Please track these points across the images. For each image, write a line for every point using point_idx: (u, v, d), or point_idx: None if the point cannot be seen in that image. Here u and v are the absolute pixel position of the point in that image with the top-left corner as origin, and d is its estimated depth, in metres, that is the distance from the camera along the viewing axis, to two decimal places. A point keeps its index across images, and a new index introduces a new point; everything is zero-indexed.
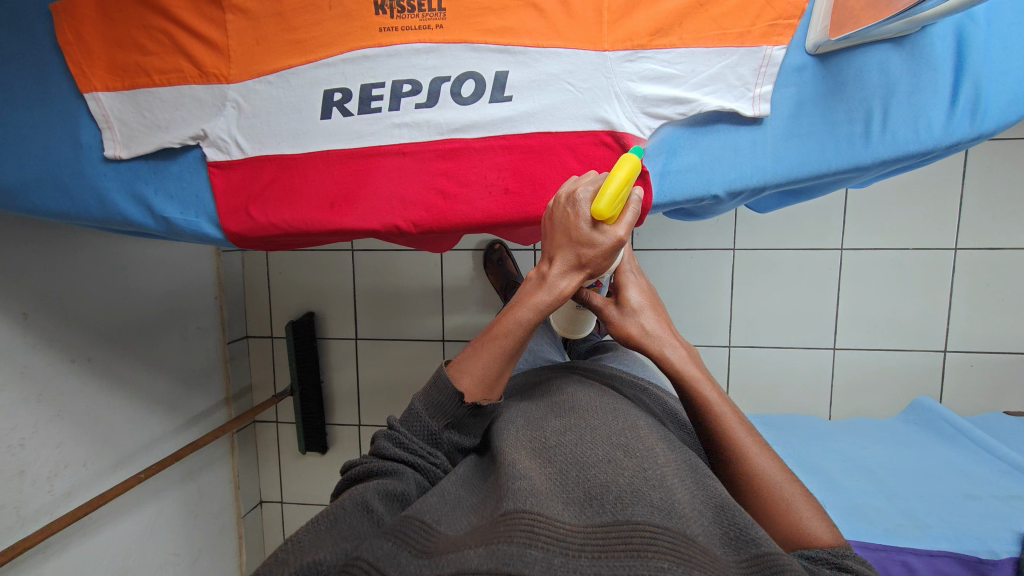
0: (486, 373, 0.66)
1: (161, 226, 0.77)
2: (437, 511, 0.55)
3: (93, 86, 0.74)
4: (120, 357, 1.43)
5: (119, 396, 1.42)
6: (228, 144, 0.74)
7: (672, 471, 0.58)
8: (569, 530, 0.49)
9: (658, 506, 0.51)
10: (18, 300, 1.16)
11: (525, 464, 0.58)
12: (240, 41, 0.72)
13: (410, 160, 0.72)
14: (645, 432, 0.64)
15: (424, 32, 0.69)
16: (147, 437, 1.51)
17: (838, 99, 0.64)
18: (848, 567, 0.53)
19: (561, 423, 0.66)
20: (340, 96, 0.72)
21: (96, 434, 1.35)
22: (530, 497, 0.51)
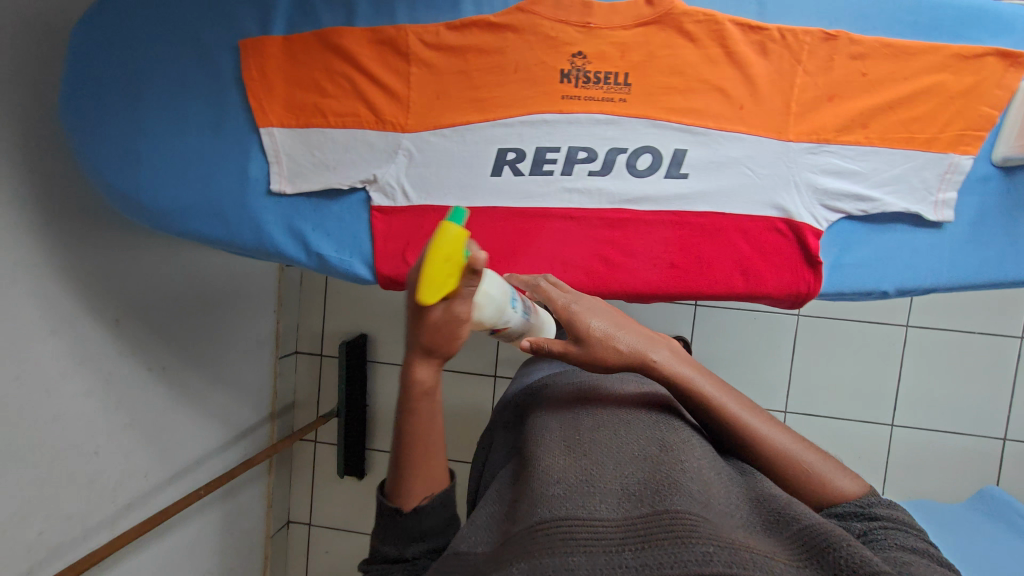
0: (418, 475, 0.50)
1: (312, 261, 0.77)
2: (473, 540, 0.45)
3: (269, 121, 0.75)
4: (190, 366, 1.29)
5: (182, 405, 1.28)
6: (395, 191, 0.75)
7: (706, 463, 0.48)
8: (608, 529, 0.40)
9: (696, 498, 0.42)
10: (112, 305, 1.04)
11: (555, 459, 0.48)
12: (422, 93, 0.74)
13: (576, 225, 0.72)
14: (683, 426, 0.54)
15: (608, 104, 0.71)
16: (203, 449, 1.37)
17: (1017, 214, 0.66)
18: (878, 515, 0.46)
19: (592, 419, 0.56)
20: (514, 156, 0.73)
21: (160, 441, 1.22)
22: (567, 500, 0.43)
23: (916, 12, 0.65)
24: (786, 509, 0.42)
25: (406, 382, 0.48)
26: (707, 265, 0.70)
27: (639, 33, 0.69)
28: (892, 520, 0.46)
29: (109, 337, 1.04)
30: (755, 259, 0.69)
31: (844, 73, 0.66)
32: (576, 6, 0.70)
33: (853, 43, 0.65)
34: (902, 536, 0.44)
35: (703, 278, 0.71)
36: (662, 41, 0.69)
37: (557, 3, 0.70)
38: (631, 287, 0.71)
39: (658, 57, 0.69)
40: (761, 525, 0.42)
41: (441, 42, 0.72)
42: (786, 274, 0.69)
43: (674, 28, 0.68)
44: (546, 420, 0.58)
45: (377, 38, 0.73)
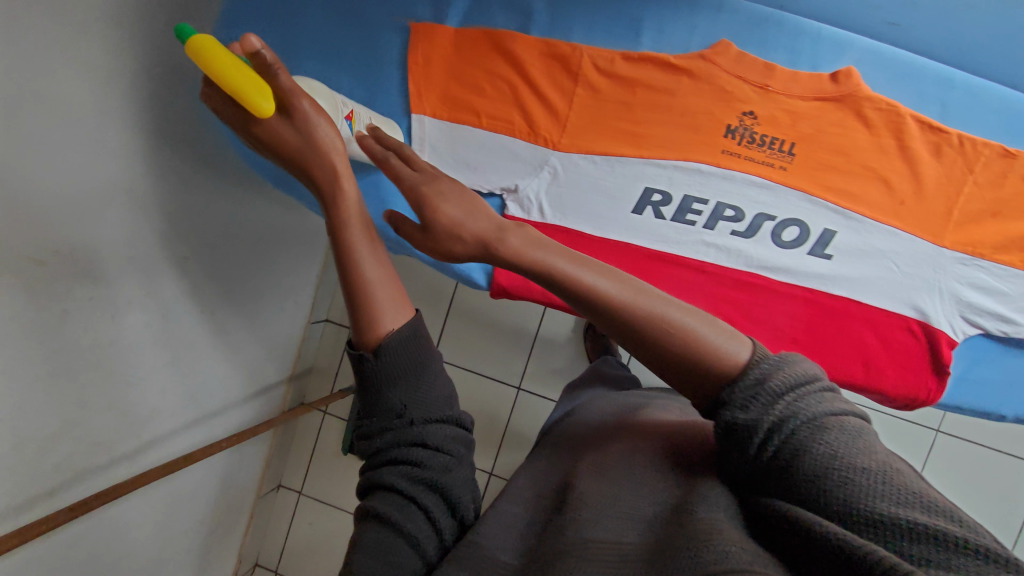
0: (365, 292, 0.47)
1: (427, 255, 0.78)
2: (501, 539, 0.42)
3: (422, 108, 0.74)
4: (237, 312, 1.09)
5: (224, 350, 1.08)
6: (531, 205, 0.74)
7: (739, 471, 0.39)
8: (632, 553, 0.34)
9: (730, 509, 0.33)
10: (184, 238, 0.84)
11: (585, 486, 0.40)
12: (581, 115, 0.73)
13: (706, 279, 0.72)
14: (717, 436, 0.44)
15: (767, 168, 0.70)
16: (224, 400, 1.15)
17: None
18: (768, 384, 0.35)
19: (624, 434, 0.47)
20: (659, 198, 0.72)
21: (192, 385, 0.98)
22: (588, 523, 0.36)
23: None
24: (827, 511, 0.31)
25: (331, 206, 0.50)
26: (829, 349, 0.70)
27: (815, 106, 0.69)
28: (804, 394, 0.34)
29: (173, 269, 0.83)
30: (881, 355, 0.69)
31: (1012, 192, 0.66)
32: (757, 66, 0.70)
33: None
34: (814, 407, 0.33)
35: (822, 360, 0.70)
36: (836, 119, 0.69)
37: (739, 58, 0.69)
38: None
39: (828, 134, 0.69)
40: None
41: (613, 70, 0.72)
42: (910, 376, 0.68)
43: (853, 109, 0.68)
44: (581, 450, 0.50)
45: (550, 52, 0.73)
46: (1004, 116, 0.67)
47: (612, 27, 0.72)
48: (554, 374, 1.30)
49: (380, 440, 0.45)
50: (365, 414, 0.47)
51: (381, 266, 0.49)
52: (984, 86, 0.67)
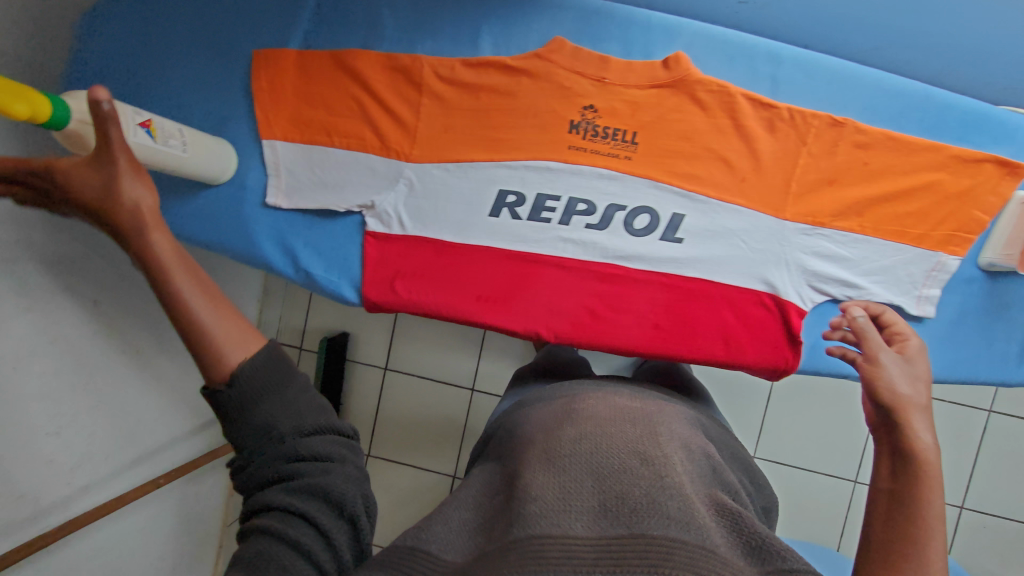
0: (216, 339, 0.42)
1: (300, 278, 0.77)
2: (445, 538, 0.42)
3: (272, 133, 0.74)
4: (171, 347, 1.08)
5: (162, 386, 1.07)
6: (391, 219, 0.75)
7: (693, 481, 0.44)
8: (580, 549, 0.37)
9: (676, 517, 0.38)
10: (89, 281, 0.87)
11: (539, 481, 0.43)
12: (429, 125, 0.73)
13: (567, 274, 0.73)
14: (665, 437, 0.48)
15: (612, 159, 0.71)
16: (173, 434, 1.12)
17: (999, 319, 0.67)
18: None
19: (572, 424, 0.50)
20: (514, 199, 0.73)
21: (127, 424, 0.98)
22: (543, 514, 0.39)
23: (922, 109, 0.66)
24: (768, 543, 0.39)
25: (144, 258, 0.43)
26: (690, 331, 0.71)
27: (652, 93, 0.69)
28: None
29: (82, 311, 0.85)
30: (739, 331, 0.70)
31: (847, 160, 0.67)
32: (593, 60, 0.70)
33: (858, 132, 0.66)
34: None
35: (685, 343, 0.71)
36: (673, 104, 0.69)
37: (576, 53, 0.70)
38: (614, 344, 0.72)
39: (668, 120, 0.70)
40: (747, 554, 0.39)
41: (455, 77, 0.72)
42: (767, 349, 0.70)
43: (687, 94, 0.69)
44: (525, 435, 0.51)
45: (392, 65, 0.73)
46: (835, 87, 0.67)
47: (452, 34, 0.72)
48: (489, 372, 1.32)
49: (255, 448, 0.40)
50: (239, 446, 0.41)
51: (213, 302, 0.43)
52: (814, 58, 0.67)
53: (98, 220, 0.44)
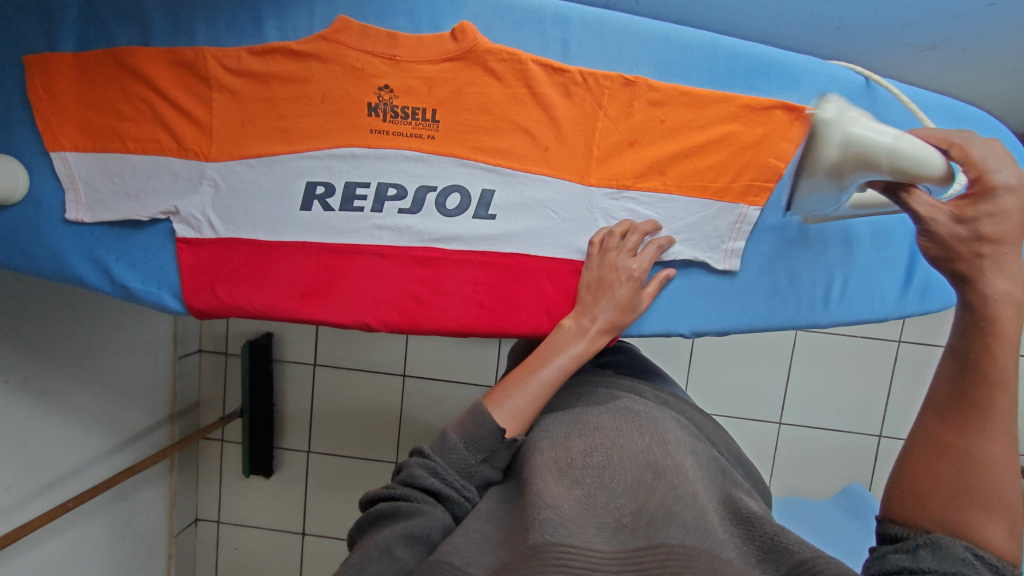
0: (524, 409, 0.57)
1: (118, 292, 0.74)
2: (469, 553, 0.43)
3: (61, 146, 0.71)
4: (62, 374, 1.25)
5: (53, 413, 1.23)
6: (200, 223, 0.72)
7: (700, 483, 0.47)
8: (603, 563, 0.39)
9: (692, 527, 0.42)
10: None
11: (561, 496, 0.45)
12: (225, 121, 0.70)
13: (387, 262, 0.71)
14: (673, 443, 0.51)
15: (416, 140, 0.69)
16: (81, 458, 1.32)
17: (804, 264, 0.70)
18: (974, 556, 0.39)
19: (581, 434, 0.52)
20: (322, 190, 0.71)
21: (26, 456, 1.17)
22: (563, 523, 0.42)
23: (710, 61, 0.66)
24: (779, 541, 0.42)
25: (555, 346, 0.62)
26: (515, 307, 0.71)
27: (445, 68, 0.67)
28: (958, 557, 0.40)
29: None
30: (561, 302, 0.70)
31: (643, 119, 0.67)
32: (382, 37, 0.67)
33: (651, 89, 0.66)
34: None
35: (511, 319, 0.71)
36: (468, 77, 0.67)
37: (363, 32, 0.67)
38: (443, 326, 0.71)
39: (464, 94, 0.68)
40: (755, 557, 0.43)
41: (243, 68, 0.68)
42: None
43: (479, 64, 0.67)
44: (537, 446, 0.53)
45: (175, 60, 0.69)
46: (625, 45, 0.66)
47: (233, 22, 0.68)
48: None
49: (451, 469, 0.52)
50: (450, 451, 0.53)
51: (550, 385, 0.59)
52: (601, 16, 0.66)
53: (585, 316, 0.64)
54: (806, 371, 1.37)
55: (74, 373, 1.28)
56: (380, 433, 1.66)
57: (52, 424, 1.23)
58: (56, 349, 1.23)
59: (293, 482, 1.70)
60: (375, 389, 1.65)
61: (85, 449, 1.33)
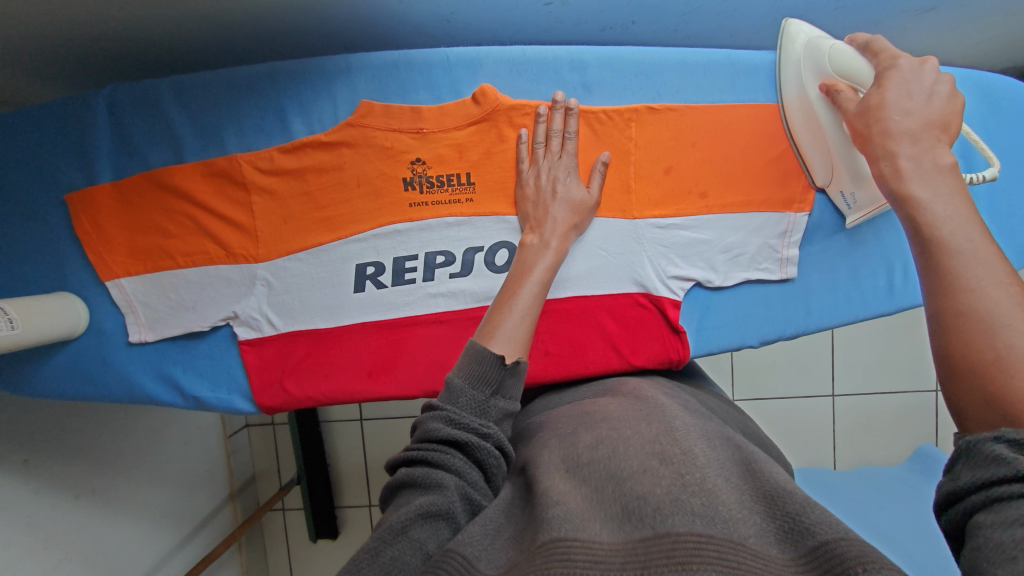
0: (519, 337, 0.55)
1: (190, 403, 0.75)
2: (484, 550, 0.38)
3: (114, 273, 0.73)
4: (125, 479, 1.26)
5: (124, 517, 1.25)
6: (259, 322, 0.73)
7: (713, 464, 0.40)
8: (606, 556, 0.33)
9: (700, 512, 0.34)
10: (18, 447, 1.01)
11: (563, 491, 0.40)
12: (268, 221, 0.71)
13: (447, 328, 0.72)
14: (685, 430, 0.45)
15: (455, 205, 0.70)
16: (156, 555, 1.33)
17: (862, 259, 0.71)
18: None
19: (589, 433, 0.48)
20: (373, 270, 0.72)
21: (105, 566, 1.18)
22: (563, 519, 0.36)
23: (731, 77, 0.68)
24: (801, 521, 0.35)
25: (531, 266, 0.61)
26: (581, 350, 0.69)
27: (472, 131, 0.68)
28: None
29: (19, 481, 1.00)
30: (624, 337, 0.69)
31: (675, 145, 0.68)
32: (406, 112, 0.68)
33: (676, 116, 0.67)
34: None
35: (580, 363, 0.69)
36: (495, 137, 0.68)
37: (386, 111, 0.68)
38: None
39: (495, 153, 0.69)
40: (779, 535, 0.35)
41: (276, 167, 0.70)
42: (656, 344, 0.69)
43: (504, 123, 0.68)
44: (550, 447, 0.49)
45: (211, 171, 0.70)
46: (645, 76, 0.68)
47: (260, 124, 0.70)
48: None
49: (466, 412, 0.48)
50: (458, 396, 0.48)
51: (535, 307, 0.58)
52: (616, 53, 0.67)
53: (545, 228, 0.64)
54: (854, 340, 1.35)
55: (138, 476, 1.30)
56: None
57: (126, 532, 1.24)
58: (117, 458, 1.25)
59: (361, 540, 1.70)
60: None
61: (159, 547, 1.34)
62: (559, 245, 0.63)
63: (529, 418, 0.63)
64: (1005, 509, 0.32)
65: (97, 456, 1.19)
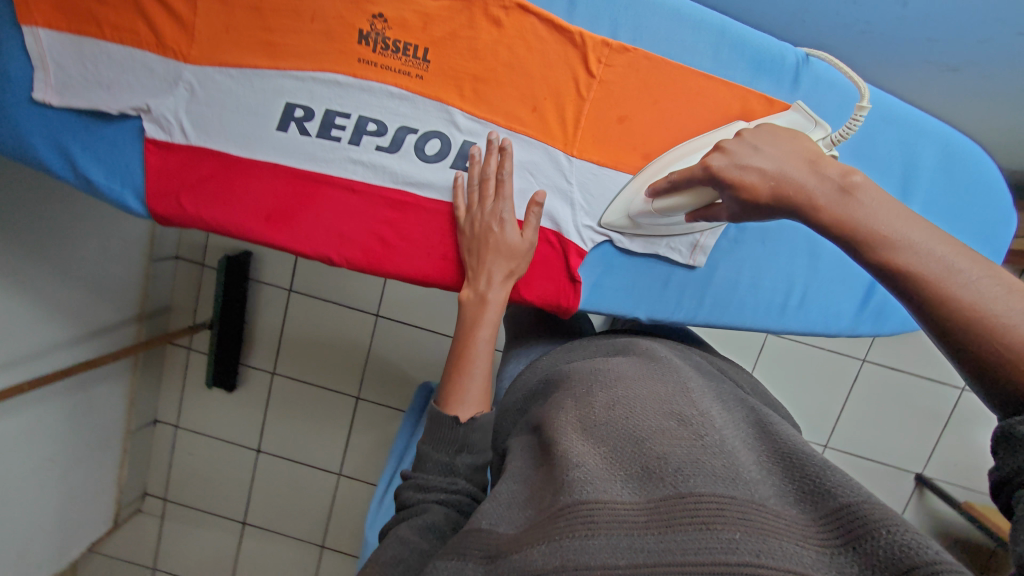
0: (475, 396, 0.66)
1: (80, 184, 0.71)
2: (496, 514, 0.54)
3: (34, 19, 0.67)
4: (32, 262, 1.37)
5: (22, 299, 1.35)
6: (172, 126, 0.70)
7: (731, 433, 0.55)
8: (628, 512, 0.47)
9: (718, 478, 0.47)
10: None
11: (577, 444, 0.55)
12: (209, 23, 0.67)
13: (357, 199, 0.71)
14: (696, 392, 0.62)
15: (403, 77, 0.68)
16: (45, 342, 1.45)
17: (762, 276, 0.82)
18: None
19: (604, 391, 0.63)
20: (302, 113, 0.69)
21: None
22: (587, 485, 0.50)
23: (712, 44, 0.71)
24: (825, 486, 0.46)
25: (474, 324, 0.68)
26: None
27: (444, 7, 0.65)
28: None
29: None
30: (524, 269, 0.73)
31: (636, 97, 0.71)
32: None
33: (647, 62, 0.69)
34: None
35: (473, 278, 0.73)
36: (466, 20, 0.66)
37: None
38: (406, 273, 0.73)
39: (458, 37, 0.67)
40: (799, 498, 0.47)
41: None
42: (550, 285, 0.75)
43: (479, 10, 0.66)
44: (561, 402, 0.64)
45: None
46: (633, 14, 0.69)
47: None
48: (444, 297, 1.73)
49: (432, 476, 0.63)
50: (420, 470, 0.64)
51: (485, 360, 0.68)
52: None
53: (482, 279, 0.69)
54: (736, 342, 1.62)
55: (54, 266, 1.44)
56: (344, 366, 1.97)
57: (22, 310, 1.35)
58: (27, 238, 1.33)
59: (256, 392, 2.00)
60: (345, 322, 1.94)
61: (48, 336, 1.46)
62: (499, 299, 0.69)
63: (526, 387, 0.81)
64: None
65: (19, 233, 1.29)
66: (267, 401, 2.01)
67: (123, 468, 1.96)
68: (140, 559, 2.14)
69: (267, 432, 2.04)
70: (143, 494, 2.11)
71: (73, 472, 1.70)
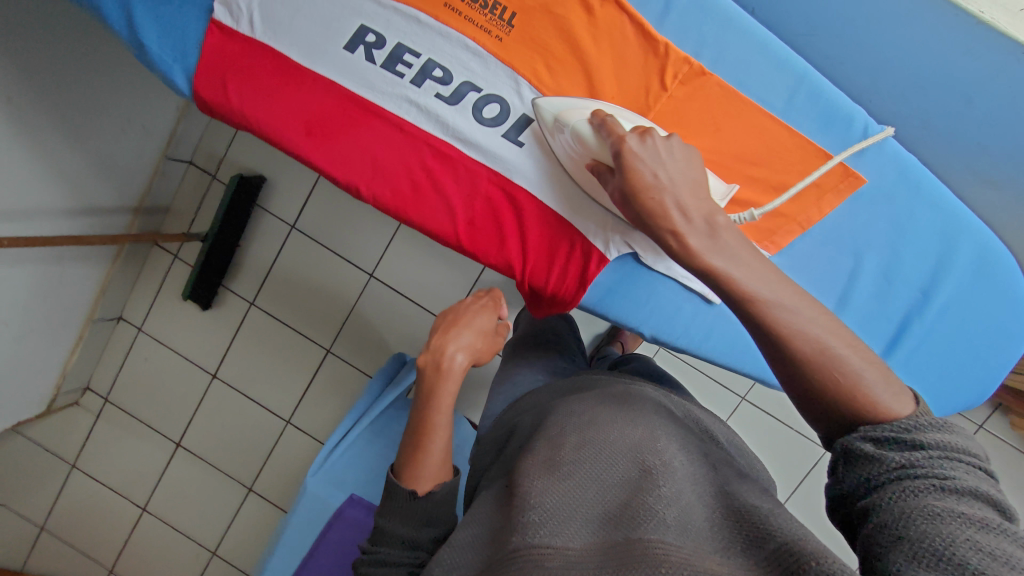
0: (431, 474, 0.90)
1: (132, 40, 0.90)
2: (458, 561, 0.64)
3: None
4: (53, 119, 1.35)
5: (32, 152, 1.32)
6: (237, 12, 0.92)
7: (689, 484, 0.64)
8: (576, 553, 0.55)
9: (667, 530, 0.55)
10: None
11: (539, 487, 0.64)
12: None
13: (398, 136, 0.97)
14: (664, 441, 0.70)
15: (483, 36, 0.94)
16: (41, 205, 1.42)
17: None
18: (917, 440, 0.56)
19: (578, 440, 0.71)
20: (373, 39, 0.94)
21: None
22: (541, 529, 0.58)
23: (770, 86, 0.97)
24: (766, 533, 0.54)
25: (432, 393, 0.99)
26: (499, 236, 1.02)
27: None
28: (922, 457, 0.54)
29: None
30: (534, 249, 1.02)
31: (706, 121, 0.98)
32: None
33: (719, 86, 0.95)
34: (944, 470, 0.53)
35: (486, 239, 1.02)
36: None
37: None
38: (424, 214, 1.00)
39: (540, 11, 0.92)
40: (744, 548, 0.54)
41: None
42: (550, 272, 1.04)
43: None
44: (533, 449, 0.73)
45: None
46: (718, 47, 0.95)
47: None
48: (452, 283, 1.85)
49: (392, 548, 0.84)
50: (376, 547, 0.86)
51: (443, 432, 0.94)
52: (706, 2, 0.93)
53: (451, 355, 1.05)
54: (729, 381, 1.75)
55: (73, 132, 1.42)
56: (323, 318, 1.94)
57: (28, 160, 1.32)
58: (54, 92, 1.31)
59: (229, 317, 1.96)
60: (339, 276, 1.92)
61: (46, 199, 1.43)
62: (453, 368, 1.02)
63: (503, 431, 0.93)
64: (899, 484, 0.53)
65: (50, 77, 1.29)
66: (236, 329, 1.97)
67: (73, 355, 1.89)
68: (61, 452, 2.07)
69: (226, 360, 1.99)
70: (85, 387, 2.05)
71: (25, 342, 1.64)
